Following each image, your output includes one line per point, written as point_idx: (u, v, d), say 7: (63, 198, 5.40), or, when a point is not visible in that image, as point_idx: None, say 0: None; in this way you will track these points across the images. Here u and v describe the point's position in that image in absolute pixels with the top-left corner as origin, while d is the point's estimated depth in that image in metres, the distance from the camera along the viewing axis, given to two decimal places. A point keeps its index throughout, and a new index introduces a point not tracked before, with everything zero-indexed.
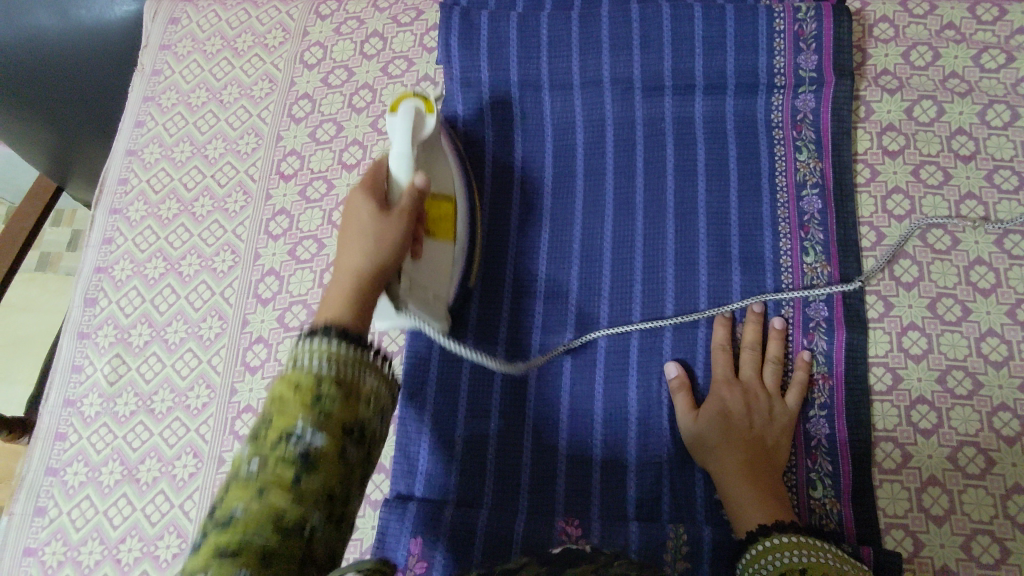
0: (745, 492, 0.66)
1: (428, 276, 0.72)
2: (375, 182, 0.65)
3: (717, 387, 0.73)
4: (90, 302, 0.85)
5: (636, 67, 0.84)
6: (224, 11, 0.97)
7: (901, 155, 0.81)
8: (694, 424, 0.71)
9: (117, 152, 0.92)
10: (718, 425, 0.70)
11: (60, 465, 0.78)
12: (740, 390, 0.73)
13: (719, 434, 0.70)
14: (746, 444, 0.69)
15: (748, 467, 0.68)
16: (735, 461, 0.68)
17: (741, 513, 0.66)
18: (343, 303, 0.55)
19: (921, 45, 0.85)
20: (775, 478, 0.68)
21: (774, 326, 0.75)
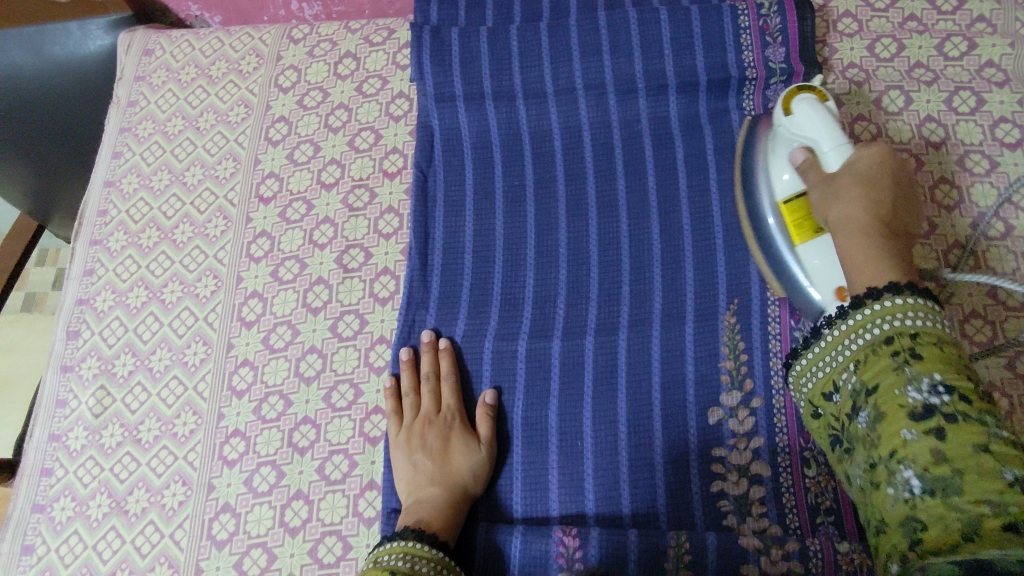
0: (885, 270, 0.59)
1: (851, 189, 0.64)
2: (438, 392, 0.75)
3: (851, 164, 0.65)
4: (72, 334, 0.84)
5: (607, 72, 0.85)
6: (197, 41, 0.98)
7: (872, 144, 0.82)
8: (854, 154, 0.66)
9: (95, 184, 0.92)
10: (867, 203, 0.63)
11: (46, 501, 0.76)
12: (871, 184, 0.64)
13: (858, 194, 0.64)
14: (896, 250, 0.61)
15: (888, 256, 0.61)
16: (880, 246, 0.61)
17: (859, 280, 0.60)
18: (443, 520, 0.67)
19: (884, 38, 0.87)
20: (903, 248, 0.62)
21: (868, 163, 0.65)
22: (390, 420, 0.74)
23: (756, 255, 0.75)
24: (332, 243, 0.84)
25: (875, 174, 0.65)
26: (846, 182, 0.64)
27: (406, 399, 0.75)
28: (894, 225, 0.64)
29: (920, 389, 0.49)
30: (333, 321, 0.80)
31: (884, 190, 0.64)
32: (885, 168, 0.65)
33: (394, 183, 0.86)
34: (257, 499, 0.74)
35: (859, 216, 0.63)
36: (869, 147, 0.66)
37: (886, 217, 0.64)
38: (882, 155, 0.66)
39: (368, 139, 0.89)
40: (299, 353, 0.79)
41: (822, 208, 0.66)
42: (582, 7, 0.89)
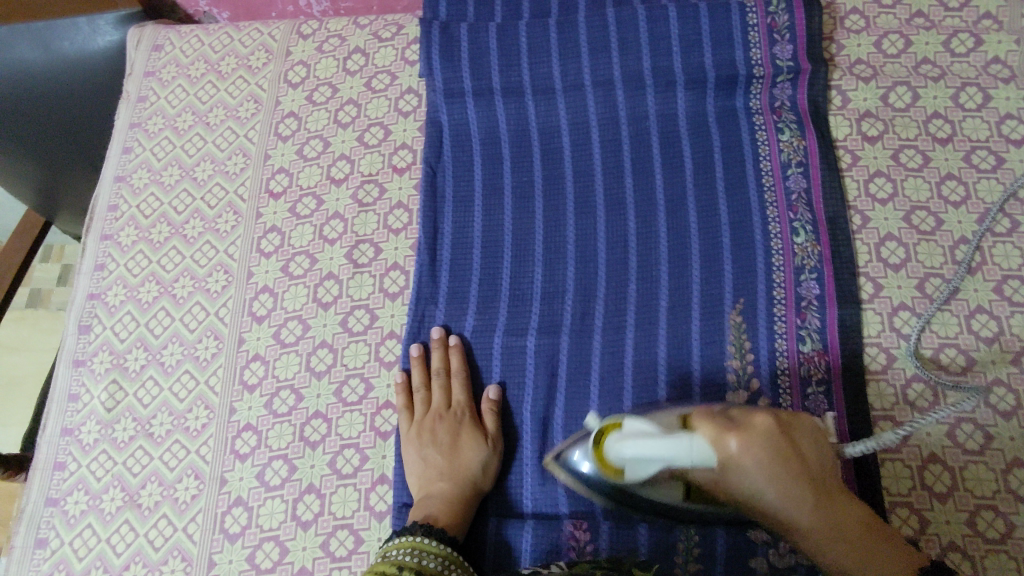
0: (836, 517, 0.56)
1: (747, 484, 0.55)
2: (448, 387, 0.76)
3: (744, 456, 0.54)
4: (84, 328, 0.84)
5: (616, 68, 0.86)
6: (207, 36, 0.98)
7: (880, 140, 0.83)
8: (739, 454, 0.54)
9: (105, 180, 0.93)
10: (772, 477, 0.54)
11: (60, 494, 0.77)
12: (769, 466, 0.54)
13: (763, 476, 0.54)
14: (851, 508, 0.57)
15: (826, 506, 0.56)
16: (813, 517, 0.56)
17: (847, 572, 0.56)
18: (451, 514, 0.68)
19: (892, 34, 0.87)
20: (818, 459, 0.57)
21: (759, 426, 0.55)
22: (401, 415, 0.75)
23: (602, 501, 0.65)
24: (342, 239, 0.84)
25: (760, 441, 0.54)
26: (727, 484, 0.55)
27: (418, 395, 0.76)
28: (815, 469, 0.56)
29: None
30: (344, 316, 0.81)
31: (791, 480, 0.55)
32: (761, 436, 0.55)
33: (403, 178, 0.87)
34: (269, 492, 0.74)
35: (780, 498, 0.55)
36: (739, 434, 0.54)
37: (817, 499, 0.56)
38: (751, 441, 0.54)
39: (377, 134, 0.89)
40: (310, 348, 0.80)
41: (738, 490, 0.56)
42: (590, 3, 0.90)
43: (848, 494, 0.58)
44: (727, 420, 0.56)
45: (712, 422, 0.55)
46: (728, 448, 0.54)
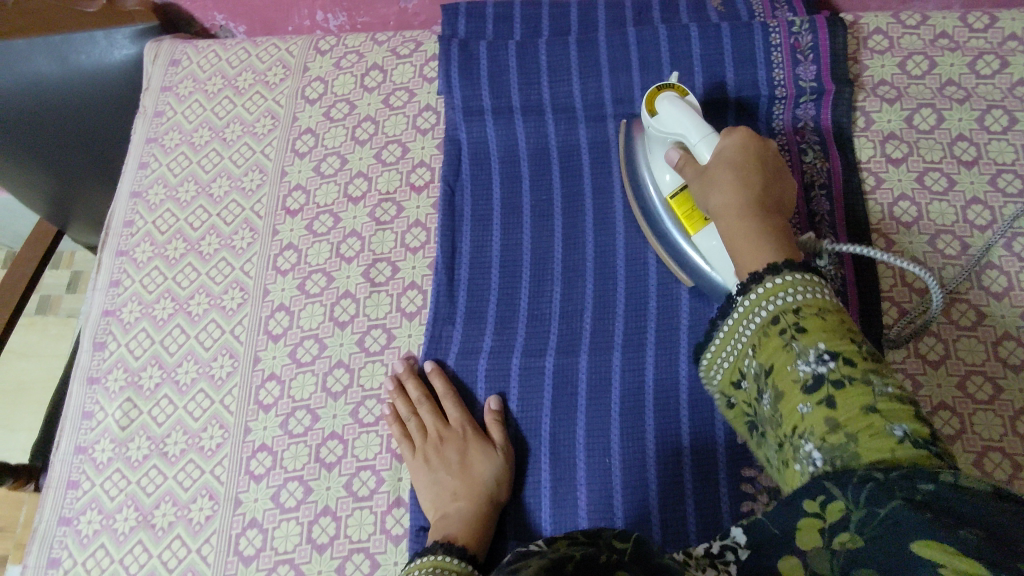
0: (763, 249, 0.58)
1: (705, 189, 0.66)
2: (443, 409, 0.75)
3: (719, 160, 0.65)
4: (99, 345, 0.84)
5: (636, 88, 0.85)
6: (224, 51, 0.98)
7: (904, 162, 0.82)
8: (721, 143, 0.66)
9: (121, 195, 0.92)
10: (736, 183, 0.63)
11: (72, 514, 0.76)
12: (739, 172, 0.63)
13: (732, 176, 0.63)
14: (775, 224, 0.61)
15: (751, 210, 0.61)
16: (738, 201, 0.62)
17: (740, 260, 0.59)
18: (473, 533, 0.67)
19: (916, 55, 0.86)
20: (784, 225, 0.62)
21: (729, 144, 0.66)
22: (401, 446, 0.74)
23: (657, 245, 0.78)
24: (359, 257, 0.84)
25: (746, 150, 0.65)
26: (702, 177, 0.66)
27: (410, 424, 0.74)
28: (771, 201, 0.63)
29: (807, 358, 0.49)
30: (360, 335, 0.80)
31: (753, 173, 0.64)
32: (756, 148, 0.65)
33: (421, 197, 0.86)
34: (284, 514, 0.73)
35: (727, 194, 0.63)
36: (733, 133, 0.66)
37: (755, 199, 0.62)
38: (745, 141, 0.66)
39: (395, 151, 0.89)
40: (326, 368, 0.79)
41: (702, 196, 0.66)
42: (611, 21, 0.89)
43: (787, 229, 0.61)
44: (752, 165, 0.64)
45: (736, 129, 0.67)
46: (726, 138, 0.66)
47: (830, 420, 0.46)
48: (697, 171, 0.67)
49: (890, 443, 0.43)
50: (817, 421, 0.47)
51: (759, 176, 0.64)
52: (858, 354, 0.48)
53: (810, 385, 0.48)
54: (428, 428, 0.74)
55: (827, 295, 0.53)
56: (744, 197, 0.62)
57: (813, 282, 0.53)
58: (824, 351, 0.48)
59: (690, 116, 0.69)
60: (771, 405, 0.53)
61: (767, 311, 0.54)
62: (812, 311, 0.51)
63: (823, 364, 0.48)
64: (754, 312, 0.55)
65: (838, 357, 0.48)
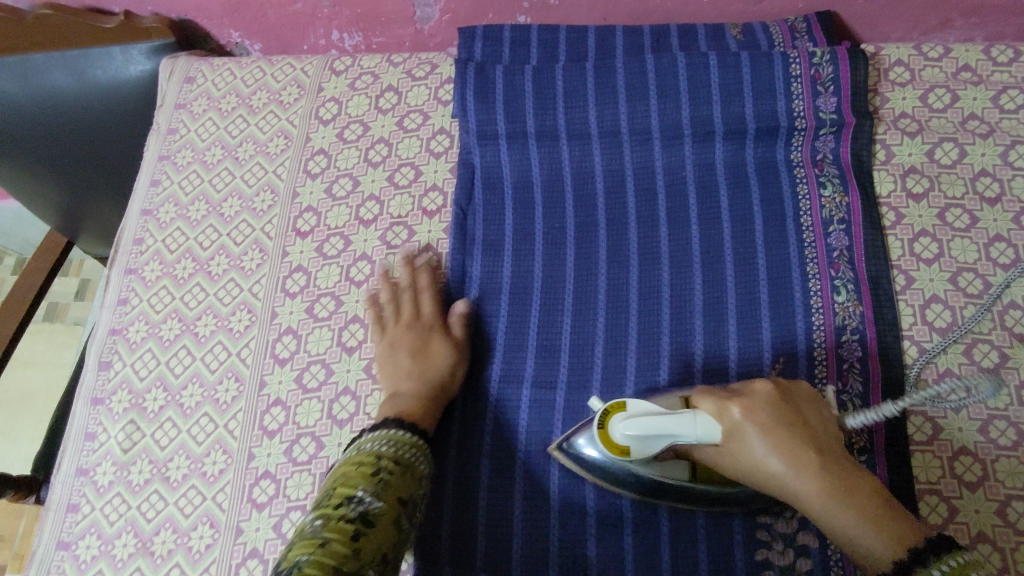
0: (854, 514, 0.53)
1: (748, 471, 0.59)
2: (418, 298, 0.79)
3: (747, 438, 0.58)
4: (104, 365, 0.83)
5: (654, 116, 0.83)
6: (239, 70, 0.97)
7: (925, 197, 0.80)
8: (731, 419, 0.58)
9: (132, 213, 0.92)
10: (777, 449, 0.56)
11: (72, 538, 0.75)
12: (758, 462, 0.57)
13: (767, 444, 0.57)
14: (859, 478, 0.55)
15: (831, 482, 0.54)
16: (810, 475, 0.55)
17: (859, 549, 0.53)
18: (422, 412, 0.69)
19: (938, 88, 0.84)
20: (827, 433, 0.59)
21: (738, 411, 0.58)
22: (374, 328, 0.78)
23: (625, 489, 0.67)
24: (369, 282, 0.83)
25: (755, 402, 0.58)
26: (735, 456, 0.59)
27: (387, 313, 0.79)
28: (823, 441, 0.57)
29: None
30: (368, 362, 0.79)
31: (786, 431, 0.57)
32: (761, 397, 0.59)
33: (433, 222, 0.85)
34: (285, 545, 0.72)
35: (792, 474, 0.56)
36: (741, 404, 0.59)
37: (824, 465, 0.56)
38: (750, 403, 0.58)
39: (408, 175, 0.88)
40: (332, 395, 0.78)
41: (754, 475, 0.58)
42: (628, 48, 0.88)
43: (874, 482, 0.56)
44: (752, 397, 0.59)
45: (707, 395, 0.61)
46: (729, 434, 0.58)
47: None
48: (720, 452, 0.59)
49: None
50: None
51: (790, 420, 0.58)
52: None
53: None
54: (404, 317, 0.78)
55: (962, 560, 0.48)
56: (807, 498, 0.55)
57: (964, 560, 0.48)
58: None
59: (662, 421, 0.58)
60: None
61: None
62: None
63: None
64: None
65: None
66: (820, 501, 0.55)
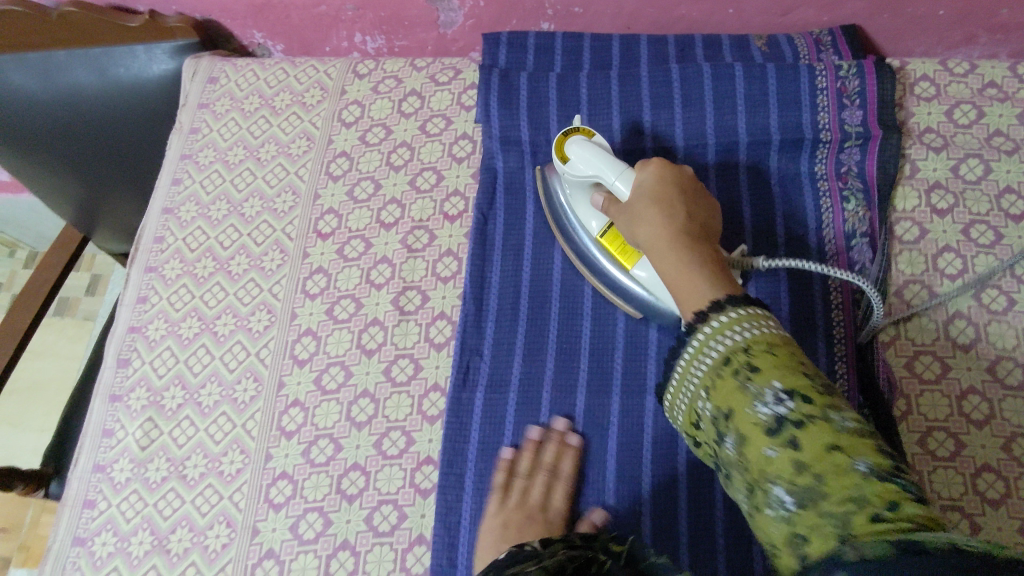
0: (689, 265, 0.58)
1: (631, 224, 0.65)
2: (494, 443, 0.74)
3: (642, 194, 0.65)
4: (123, 362, 0.83)
5: (678, 125, 0.83)
6: (262, 71, 0.98)
7: (949, 213, 0.80)
8: (642, 177, 0.67)
9: (152, 210, 0.92)
10: (661, 202, 0.63)
11: (87, 534, 0.75)
12: (638, 212, 0.65)
13: (654, 196, 0.64)
14: (708, 250, 0.60)
15: (685, 237, 0.61)
16: (665, 223, 0.62)
17: (680, 295, 0.57)
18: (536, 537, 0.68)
19: (963, 104, 0.84)
20: (710, 229, 0.65)
21: (652, 173, 0.67)
22: (493, 494, 0.71)
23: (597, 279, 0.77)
24: (389, 284, 0.83)
25: (667, 168, 0.66)
26: (630, 207, 0.66)
27: (514, 471, 0.72)
28: (699, 223, 0.64)
29: (766, 401, 0.45)
30: (387, 364, 0.79)
31: (677, 204, 0.64)
32: (672, 173, 0.66)
33: (454, 226, 0.85)
34: (302, 546, 0.72)
35: (654, 221, 0.62)
36: (655, 164, 0.67)
37: (685, 221, 0.62)
38: (661, 170, 0.67)
39: (430, 179, 0.88)
40: (351, 397, 0.77)
41: (631, 233, 0.65)
42: (652, 57, 0.89)
43: (722, 264, 0.59)
44: (663, 172, 0.66)
45: (648, 159, 0.69)
46: (645, 169, 0.67)
47: (797, 463, 0.43)
48: (622, 207, 0.67)
49: (857, 482, 0.41)
50: (784, 467, 0.43)
51: (684, 201, 0.64)
52: (801, 371, 0.47)
53: (772, 430, 0.45)
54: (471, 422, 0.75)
55: (768, 322, 0.51)
56: (648, 249, 0.62)
57: (761, 315, 0.51)
58: (782, 393, 0.45)
59: (600, 154, 0.70)
60: (733, 452, 0.48)
61: (721, 347, 0.51)
62: (762, 350, 0.48)
63: (781, 406, 0.45)
64: (705, 352, 0.52)
65: (793, 396, 0.45)
66: (663, 250, 0.61)
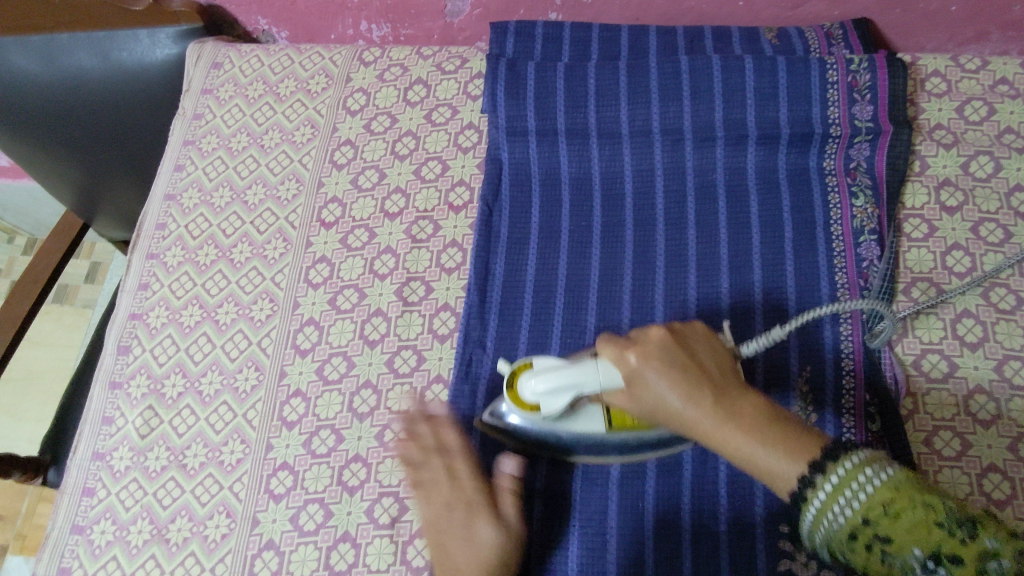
0: (766, 452, 0.49)
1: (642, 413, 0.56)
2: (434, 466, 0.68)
3: (655, 390, 0.53)
4: (123, 349, 0.83)
5: (686, 118, 0.82)
6: (267, 57, 0.97)
7: (959, 211, 0.79)
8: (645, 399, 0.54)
9: (155, 197, 0.91)
10: (671, 377, 0.53)
11: (86, 522, 0.75)
12: (657, 410, 0.54)
13: (654, 371, 0.53)
14: (754, 402, 0.52)
15: (725, 410, 0.51)
16: (706, 407, 0.52)
17: (766, 467, 0.49)
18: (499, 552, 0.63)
19: (975, 100, 0.83)
20: (717, 356, 0.55)
21: (636, 355, 0.54)
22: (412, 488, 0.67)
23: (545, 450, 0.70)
24: (393, 275, 0.82)
25: (654, 346, 0.54)
26: (639, 402, 0.56)
27: (422, 475, 0.67)
28: (711, 368, 0.54)
29: (915, 573, 0.41)
30: (390, 356, 0.78)
31: (683, 361, 0.54)
32: (658, 339, 0.55)
33: (459, 217, 0.84)
34: (302, 537, 0.71)
35: (688, 407, 0.52)
36: (637, 349, 0.55)
37: (710, 382, 0.53)
38: (650, 346, 0.55)
39: (435, 169, 0.87)
40: (353, 388, 0.77)
41: (664, 424, 0.55)
42: (662, 48, 0.88)
43: (756, 394, 0.53)
44: (666, 348, 0.54)
45: (611, 338, 0.57)
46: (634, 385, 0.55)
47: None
48: (628, 398, 0.56)
49: None
50: None
51: (680, 350, 0.54)
52: (931, 527, 0.41)
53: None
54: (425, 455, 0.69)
55: (879, 465, 0.44)
56: (704, 425, 0.52)
57: (874, 460, 0.44)
58: (923, 559, 0.40)
59: (566, 373, 0.58)
60: None
61: (839, 518, 0.44)
62: (884, 517, 0.42)
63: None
64: (827, 519, 0.45)
65: (934, 561, 0.40)
66: (732, 450, 0.51)
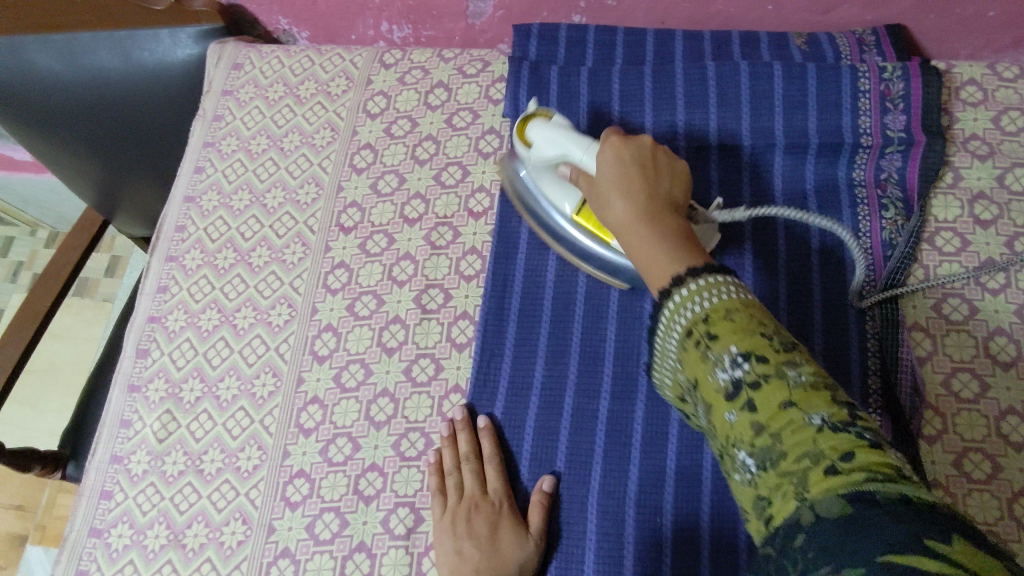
0: (663, 250, 0.55)
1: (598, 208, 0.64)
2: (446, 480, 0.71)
3: (608, 169, 0.63)
4: (142, 352, 0.83)
5: (712, 125, 0.81)
6: (288, 58, 0.96)
7: (993, 225, 0.77)
8: (606, 160, 0.63)
9: (174, 198, 0.91)
10: (620, 181, 0.61)
11: (104, 525, 0.75)
12: (603, 200, 0.63)
13: (613, 166, 0.62)
14: (678, 228, 0.57)
15: (651, 215, 0.58)
16: (635, 199, 0.59)
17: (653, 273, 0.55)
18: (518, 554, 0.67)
19: (1012, 110, 0.81)
20: (676, 194, 0.62)
21: (608, 147, 0.64)
22: (435, 499, 0.70)
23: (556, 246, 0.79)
24: (411, 282, 0.81)
25: (626, 147, 0.63)
26: (596, 184, 0.64)
27: (450, 482, 0.71)
28: (665, 194, 0.61)
29: (724, 366, 0.45)
30: (408, 364, 0.77)
31: (637, 170, 0.61)
32: (637, 145, 0.63)
33: (478, 223, 0.83)
34: (318, 546, 0.71)
35: (619, 202, 0.60)
36: (615, 145, 0.63)
37: (648, 195, 0.59)
38: (622, 149, 0.63)
39: (455, 174, 0.86)
40: (371, 395, 0.76)
41: (600, 209, 0.63)
42: (688, 53, 0.86)
43: (687, 232, 0.57)
44: (637, 154, 0.63)
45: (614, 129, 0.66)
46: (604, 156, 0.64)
47: (755, 425, 0.43)
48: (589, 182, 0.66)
49: (810, 436, 0.40)
50: (745, 428, 0.44)
51: (644, 159, 0.62)
52: (761, 334, 0.45)
53: (731, 393, 0.45)
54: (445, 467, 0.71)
55: (743, 292, 0.49)
56: (626, 206, 0.59)
57: (734, 282, 0.49)
58: (737, 355, 0.45)
59: (561, 133, 0.70)
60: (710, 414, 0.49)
61: (687, 314, 0.50)
62: (720, 314, 0.47)
63: (737, 369, 0.45)
64: (677, 319, 0.51)
65: (750, 359, 0.44)
66: (646, 230, 0.57)
